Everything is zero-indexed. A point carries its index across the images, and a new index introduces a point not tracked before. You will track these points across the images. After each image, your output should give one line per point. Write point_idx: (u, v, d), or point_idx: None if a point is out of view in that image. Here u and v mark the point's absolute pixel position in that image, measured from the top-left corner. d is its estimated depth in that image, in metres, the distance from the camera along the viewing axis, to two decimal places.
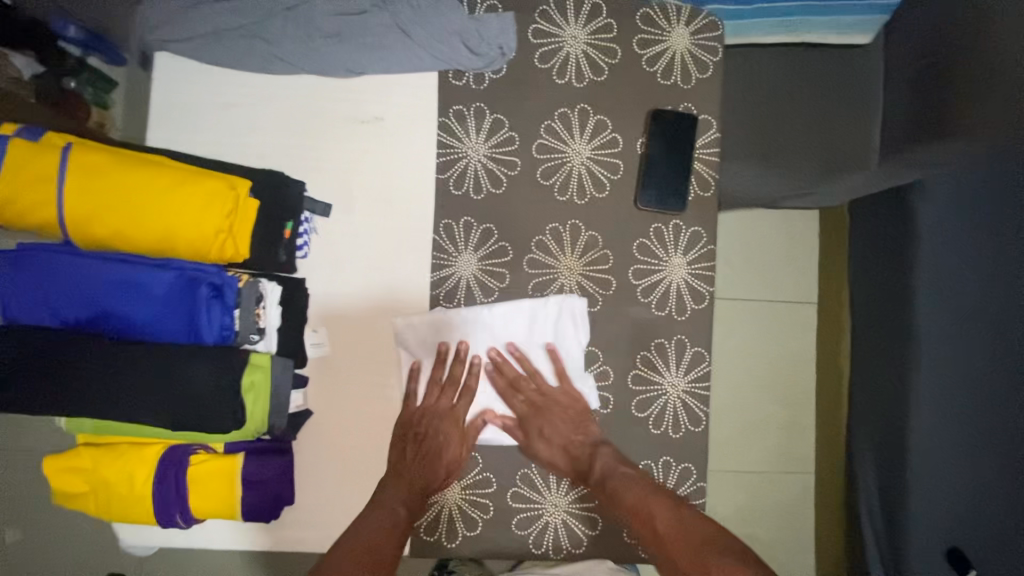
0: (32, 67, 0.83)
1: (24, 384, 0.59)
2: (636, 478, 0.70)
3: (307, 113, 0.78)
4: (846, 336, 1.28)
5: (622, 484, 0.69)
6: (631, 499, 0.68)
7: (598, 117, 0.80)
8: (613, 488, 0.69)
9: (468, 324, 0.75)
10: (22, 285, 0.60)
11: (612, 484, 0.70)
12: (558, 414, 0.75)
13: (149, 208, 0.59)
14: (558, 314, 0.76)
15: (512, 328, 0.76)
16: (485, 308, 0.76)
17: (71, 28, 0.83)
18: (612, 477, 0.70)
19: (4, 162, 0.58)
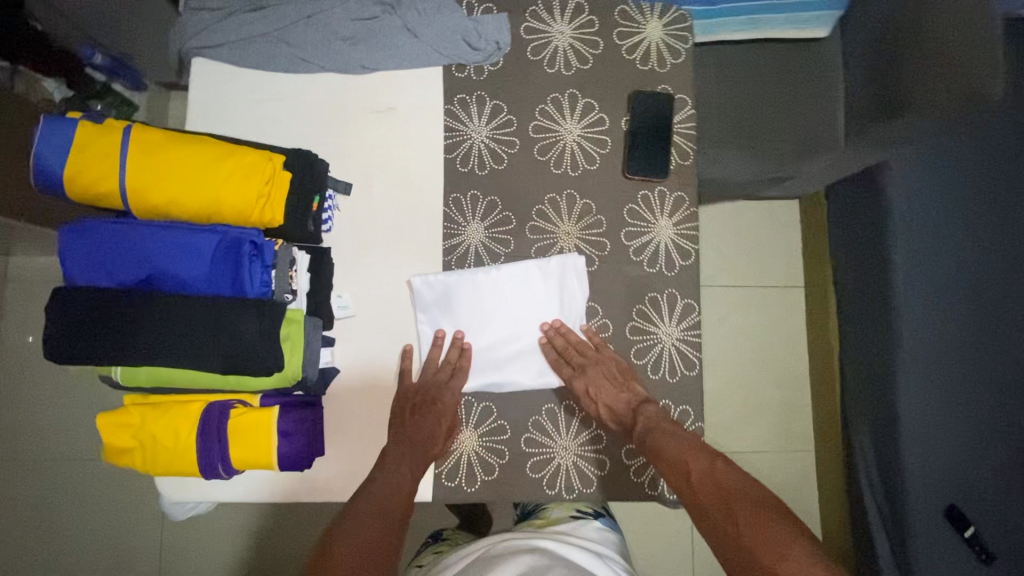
0: (62, 90, 1.11)
1: (88, 338, 0.66)
2: (677, 436, 0.73)
3: (326, 105, 0.87)
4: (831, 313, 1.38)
5: (664, 436, 0.73)
6: (673, 454, 0.71)
7: (586, 100, 0.90)
8: (654, 443, 0.73)
9: (459, 291, 0.83)
10: (87, 252, 0.68)
11: (654, 439, 0.74)
12: (602, 379, 0.79)
13: (197, 177, 0.67)
14: (563, 271, 0.84)
15: (515, 286, 0.84)
16: (494, 269, 0.83)
17: (98, 57, 1.13)
18: (657, 429, 0.74)
19: (74, 142, 0.66)
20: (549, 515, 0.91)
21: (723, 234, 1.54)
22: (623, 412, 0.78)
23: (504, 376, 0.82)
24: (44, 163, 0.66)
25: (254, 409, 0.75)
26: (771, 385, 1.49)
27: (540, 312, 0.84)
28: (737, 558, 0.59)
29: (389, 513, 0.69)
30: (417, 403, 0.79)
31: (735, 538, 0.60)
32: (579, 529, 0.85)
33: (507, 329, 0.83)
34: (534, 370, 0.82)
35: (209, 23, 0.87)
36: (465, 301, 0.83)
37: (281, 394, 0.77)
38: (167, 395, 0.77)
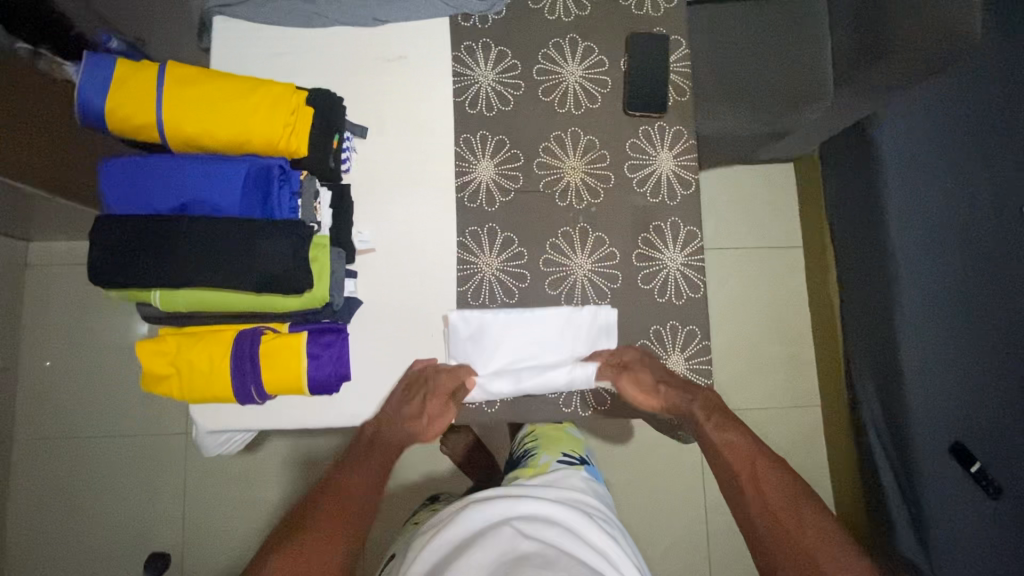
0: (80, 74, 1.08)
1: (129, 259, 0.70)
2: (739, 442, 0.77)
3: (341, 54, 0.92)
4: (830, 262, 1.42)
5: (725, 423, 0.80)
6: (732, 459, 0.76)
7: (586, 43, 0.95)
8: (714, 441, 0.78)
9: (492, 329, 0.86)
10: (127, 183, 0.72)
11: (714, 436, 0.78)
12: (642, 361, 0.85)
13: (229, 107, 0.72)
14: (593, 320, 0.87)
15: (546, 330, 0.87)
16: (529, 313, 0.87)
17: (116, 45, 1.03)
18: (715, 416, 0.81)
19: (113, 76, 0.71)
20: (536, 463, 0.92)
21: (720, 192, 1.58)
22: (681, 398, 0.82)
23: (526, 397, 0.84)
24: (86, 99, 0.70)
25: (284, 333, 0.80)
26: (773, 337, 1.52)
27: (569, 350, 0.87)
28: (787, 550, 0.66)
29: (356, 506, 0.71)
30: (411, 383, 0.83)
31: (788, 531, 0.67)
32: (565, 478, 0.85)
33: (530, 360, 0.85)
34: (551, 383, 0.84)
35: None
36: (497, 339, 0.86)
37: (307, 321, 0.82)
38: (199, 325, 0.81)
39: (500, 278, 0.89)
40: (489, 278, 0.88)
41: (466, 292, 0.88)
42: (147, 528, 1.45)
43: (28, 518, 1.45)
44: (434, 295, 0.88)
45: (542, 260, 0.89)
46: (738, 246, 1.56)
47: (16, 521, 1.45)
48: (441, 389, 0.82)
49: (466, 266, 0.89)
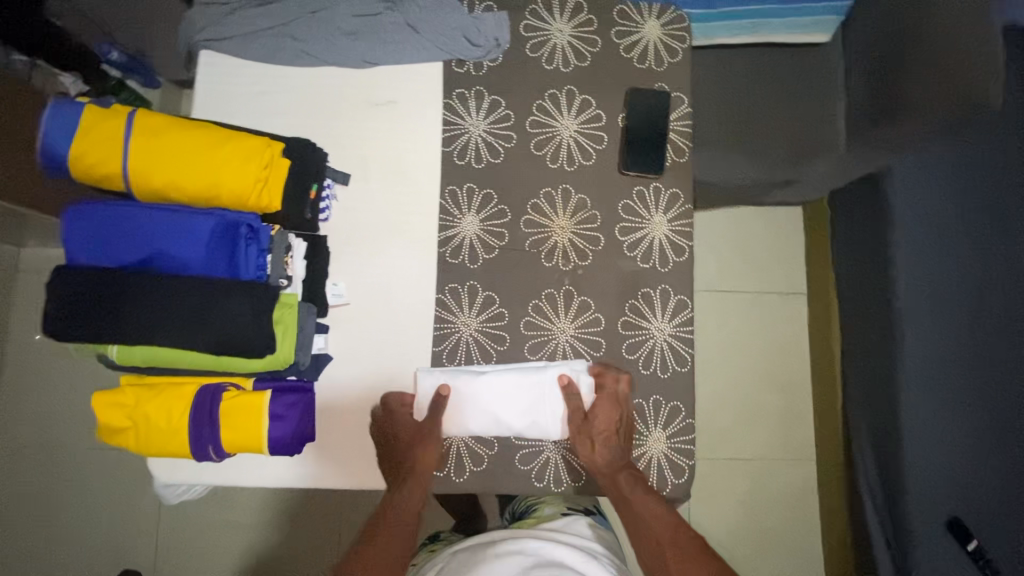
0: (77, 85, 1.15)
1: (85, 316, 0.67)
2: (662, 514, 0.75)
3: (328, 98, 0.89)
4: (834, 319, 1.37)
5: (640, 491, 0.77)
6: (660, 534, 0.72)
7: (583, 97, 0.91)
8: (638, 514, 0.75)
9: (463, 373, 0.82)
10: (90, 233, 0.70)
11: (639, 509, 0.75)
12: (608, 413, 0.81)
13: (198, 160, 0.69)
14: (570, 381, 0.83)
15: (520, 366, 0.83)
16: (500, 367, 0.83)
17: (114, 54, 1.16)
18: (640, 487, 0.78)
19: (81, 124, 0.68)
20: (539, 514, 0.87)
21: (724, 237, 1.53)
22: (612, 461, 0.79)
23: (515, 421, 0.81)
24: (53, 145, 0.68)
25: (246, 392, 0.76)
26: (770, 391, 1.47)
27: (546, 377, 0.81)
28: None
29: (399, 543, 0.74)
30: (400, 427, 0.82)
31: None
32: (571, 526, 0.81)
33: (506, 400, 0.80)
34: (537, 404, 0.81)
35: (218, 15, 0.89)
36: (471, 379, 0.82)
37: (272, 379, 0.78)
38: (161, 377, 0.78)
39: (479, 339, 0.85)
40: (467, 339, 0.85)
41: (442, 352, 0.84)
42: (113, 549, 1.42)
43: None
44: (408, 353, 0.84)
45: (523, 322, 0.85)
46: (738, 293, 1.51)
47: None
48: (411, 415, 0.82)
49: (443, 325, 0.85)
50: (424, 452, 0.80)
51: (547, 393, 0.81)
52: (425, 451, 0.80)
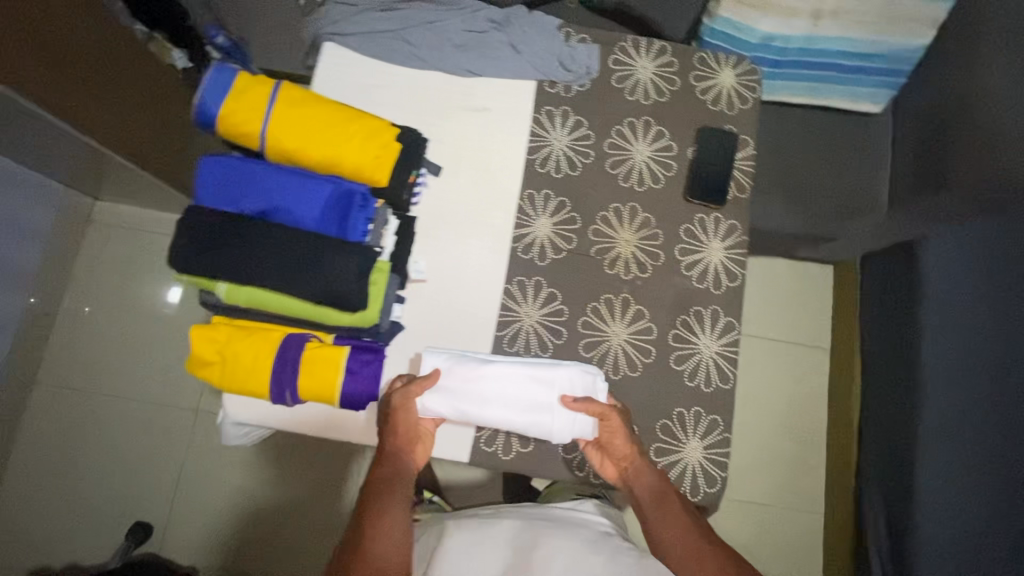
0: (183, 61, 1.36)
1: (207, 252, 0.75)
2: (686, 520, 0.76)
3: (430, 97, 0.99)
4: (855, 380, 1.40)
5: (664, 500, 0.78)
6: (680, 540, 0.74)
7: (658, 127, 1.00)
8: (662, 520, 0.76)
9: (464, 364, 0.84)
10: (223, 182, 0.78)
11: (664, 515, 0.77)
12: (619, 428, 0.81)
13: (327, 131, 0.78)
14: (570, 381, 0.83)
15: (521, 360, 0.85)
16: (502, 360, 0.84)
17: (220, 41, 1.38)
18: (662, 497, 0.78)
19: (233, 86, 0.77)
20: None
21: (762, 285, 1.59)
22: (633, 468, 0.81)
23: (517, 411, 0.82)
24: (206, 101, 0.77)
25: (326, 346, 0.83)
26: (788, 437, 1.50)
27: (546, 370, 0.83)
28: None
29: (388, 535, 0.72)
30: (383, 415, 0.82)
31: None
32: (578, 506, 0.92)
33: (510, 391, 0.82)
34: (540, 397, 0.82)
35: (346, 14, 1.00)
36: (472, 369, 0.83)
37: (351, 338, 0.85)
38: (251, 320, 0.85)
39: (539, 331, 0.91)
40: (528, 329, 0.91)
41: (503, 338, 0.91)
42: (139, 495, 1.50)
43: (32, 460, 1.53)
44: (473, 336, 0.91)
45: (581, 321, 0.92)
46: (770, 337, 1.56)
47: (19, 461, 1.53)
48: (388, 400, 0.82)
49: (507, 313, 0.92)
50: (396, 441, 0.81)
51: (549, 386, 0.82)
52: (398, 432, 0.80)
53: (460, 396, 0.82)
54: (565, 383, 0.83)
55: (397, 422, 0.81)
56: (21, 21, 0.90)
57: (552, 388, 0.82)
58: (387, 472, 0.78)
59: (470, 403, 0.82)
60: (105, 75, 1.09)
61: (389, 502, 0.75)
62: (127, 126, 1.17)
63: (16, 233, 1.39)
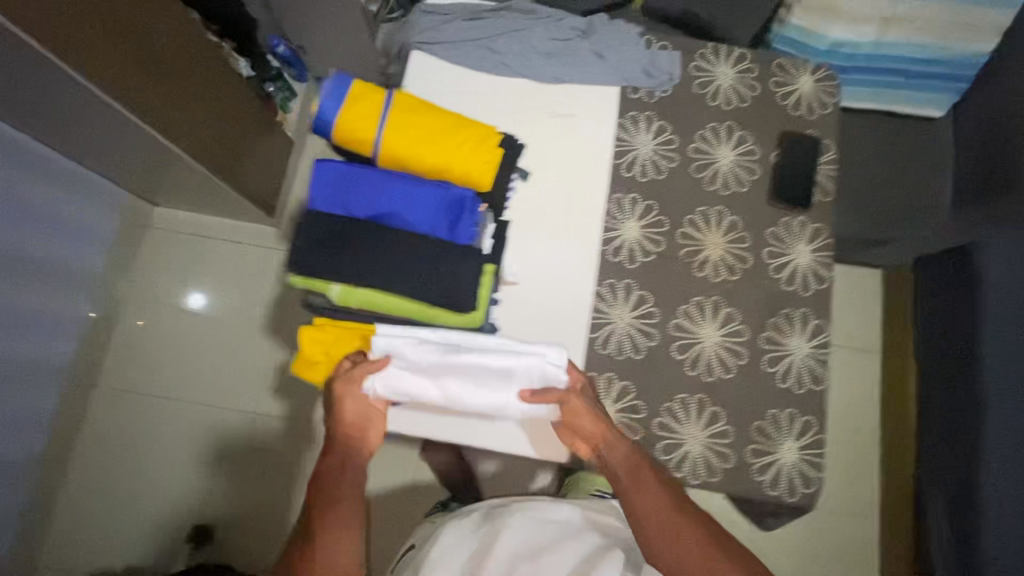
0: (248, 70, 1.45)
1: (326, 255, 0.77)
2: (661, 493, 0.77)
3: (518, 102, 1.00)
4: (910, 385, 1.40)
5: (639, 474, 0.78)
6: (657, 513, 0.75)
7: (741, 132, 1.01)
8: (639, 493, 0.77)
9: (415, 352, 0.80)
10: (335, 186, 0.80)
11: (640, 489, 0.77)
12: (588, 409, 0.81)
13: (440, 138, 0.81)
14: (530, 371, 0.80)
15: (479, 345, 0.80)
16: (459, 348, 0.80)
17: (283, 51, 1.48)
18: (635, 473, 0.79)
19: (350, 95, 0.80)
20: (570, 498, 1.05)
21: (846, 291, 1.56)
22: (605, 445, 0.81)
23: (475, 399, 0.81)
24: (323, 108, 0.80)
25: None
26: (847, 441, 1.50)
27: (505, 361, 0.79)
28: None
29: (341, 525, 0.76)
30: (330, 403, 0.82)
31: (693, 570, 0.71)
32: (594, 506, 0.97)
33: (468, 380, 0.80)
34: (499, 386, 0.81)
35: (434, 24, 1.03)
36: (427, 357, 0.80)
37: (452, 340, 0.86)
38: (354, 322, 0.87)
39: (632, 334, 0.92)
40: (621, 331, 0.92)
41: (596, 339, 0.92)
42: (199, 497, 1.52)
43: (92, 462, 1.54)
44: (567, 338, 0.92)
45: (673, 324, 0.93)
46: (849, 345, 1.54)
47: (79, 462, 1.54)
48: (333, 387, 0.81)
49: (600, 316, 0.93)
50: (345, 429, 0.82)
51: (508, 376, 0.80)
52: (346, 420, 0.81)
53: (414, 383, 0.81)
54: (527, 373, 0.80)
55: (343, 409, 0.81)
56: (117, 33, 0.93)
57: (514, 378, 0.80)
58: (340, 460, 0.81)
59: (423, 389, 0.81)
60: (185, 84, 1.11)
61: (338, 492, 0.78)
62: (204, 132, 1.20)
63: (77, 234, 1.42)
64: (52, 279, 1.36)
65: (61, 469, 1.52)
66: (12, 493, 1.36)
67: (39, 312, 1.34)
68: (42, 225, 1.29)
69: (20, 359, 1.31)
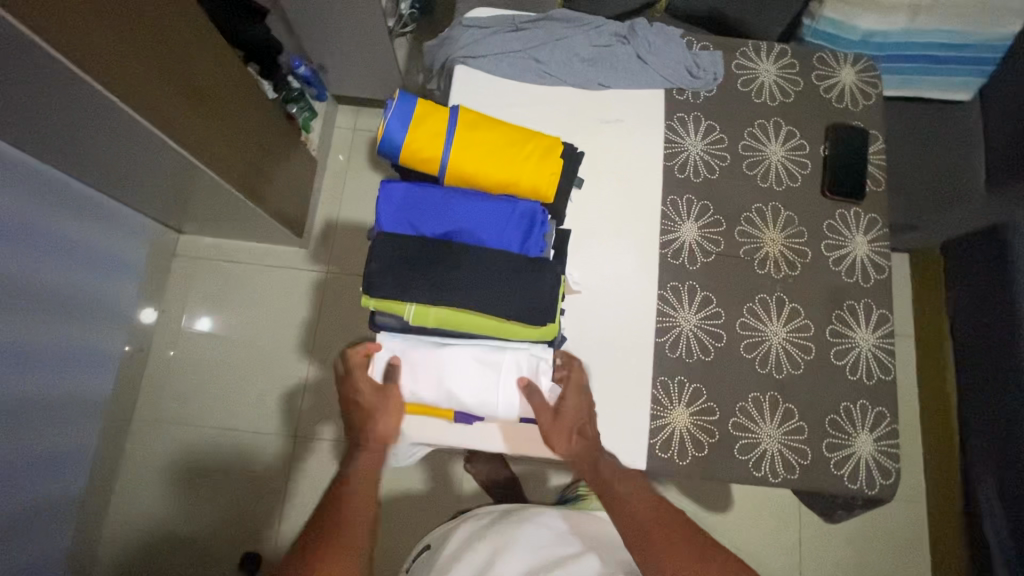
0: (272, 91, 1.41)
1: (402, 275, 0.76)
2: (637, 496, 0.79)
3: (565, 110, 1.00)
4: (950, 367, 1.42)
5: (616, 476, 0.81)
6: (633, 514, 0.77)
7: (789, 128, 1.02)
8: (616, 495, 0.79)
9: (416, 353, 0.83)
10: (405, 204, 0.80)
11: (617, 491, 0.79)
12: (574, 410, 0.84)
13: (506, 154, 0.82)
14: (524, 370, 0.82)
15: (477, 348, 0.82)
16: (458, 349, 0.82)
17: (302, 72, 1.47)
18: (614, 476, 0.81)
19: (416, 113, 0.81)
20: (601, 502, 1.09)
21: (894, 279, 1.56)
22: (587, 448, 0.83)
23: (470, 398, 0.82)
24: (389, 126, 0.80)
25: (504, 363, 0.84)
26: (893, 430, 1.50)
27: (499, 360, 0.82)
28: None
29: (352, 528, 0.75)
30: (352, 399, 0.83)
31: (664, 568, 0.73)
32: None
33: (464, 377, 0.82)
34: (491, 385, 0.82)
35: (476, 37, 1.03)
36: (426, 357, 0.82)
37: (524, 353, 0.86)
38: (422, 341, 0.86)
39: (699, 335, 0.92)
40: (688, 333, 0.92)
41: (664, 343, 0.92)
42: (245, 524, 1.50)
43: (134, 496, 1.52)
44: (635, 343, 0.92)
45: (738, 323, 0.93)
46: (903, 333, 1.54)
47: (120, 497, 1.51)
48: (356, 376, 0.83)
49: (666, 319, 0.93)
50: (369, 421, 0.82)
51: (504, 375, 0.82)
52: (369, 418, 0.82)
53: (413, 382, 0.83)
54: (521, 370, 0.82)
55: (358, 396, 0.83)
56: (168, 70, 0.93)
57: (508, 376, 0.82)
58: (360, 457, 0.82)
59: (419, 388, 0.82)
60: (220, 106, 1.10)
61: (355, 489, 0.79)
62: (232, 153, 1.17)
63: (107, 266, 1.39)
64: (87, 313, 1.34)
65: (104, 506, 1.49)
66: (57, 534, 1.34)
67: (75, 347, 1.32)
68: (71, 258, 1.26)
69: (59, 396, 1.29)
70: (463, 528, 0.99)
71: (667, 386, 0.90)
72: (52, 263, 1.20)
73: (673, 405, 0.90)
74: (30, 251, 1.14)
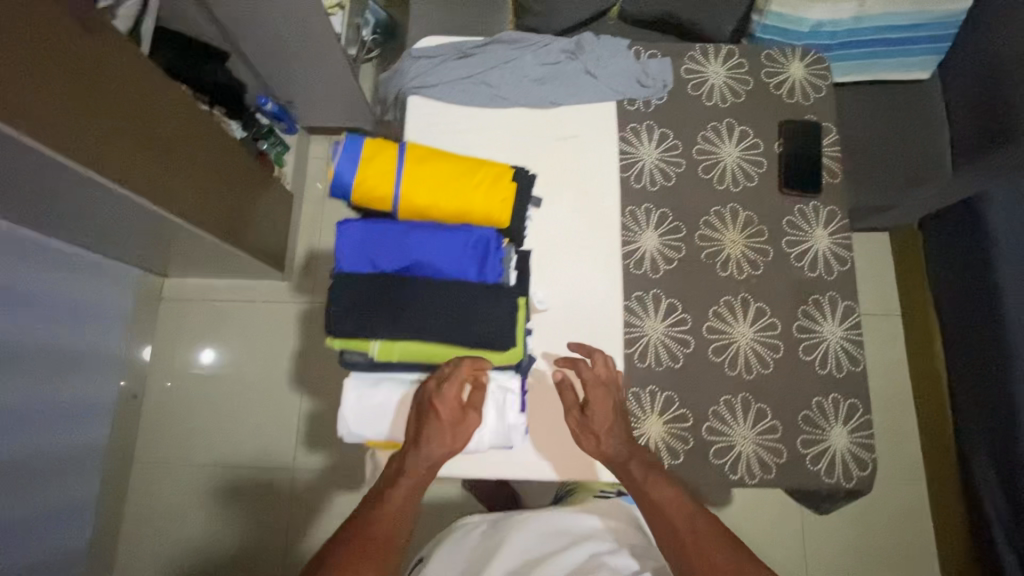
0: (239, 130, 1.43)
1: (363, 314, 0.77)
2: (675, 498, 0.76)
3: (519, 131, 1.02)
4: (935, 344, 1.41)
5: (652, 478, 0.78)
6: (672, 517, 0.74)
7: (742, 128, 1.03)
8: (652, 498, 0.76)
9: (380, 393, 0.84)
10: (362, 242, 0.81)
11: (652, 493, 0.76)
12: (604, 405, 0.81)
13: (457, 184, 0.83)
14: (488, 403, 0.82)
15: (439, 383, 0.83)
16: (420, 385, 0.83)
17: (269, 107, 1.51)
18: (653, 478, 0.78)
19: (365, 153, 0.82)
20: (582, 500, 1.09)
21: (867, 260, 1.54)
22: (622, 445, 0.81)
23: None
24: (340, 168, 0.81)
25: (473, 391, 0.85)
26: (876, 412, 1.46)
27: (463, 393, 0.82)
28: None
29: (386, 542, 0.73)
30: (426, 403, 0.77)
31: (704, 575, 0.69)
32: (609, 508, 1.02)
33: None
34: None
35: (425, 67, 1.04)
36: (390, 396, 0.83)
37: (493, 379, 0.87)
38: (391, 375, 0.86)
39: (667, 343, 0.93)
40: (656, 342, 0.93)
41: (633, 353, 0.93)
42: (251, 559, 1.52)
43: (139, 540, 1.53)
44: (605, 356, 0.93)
45: (705, 327, 0.94)
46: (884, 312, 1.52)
47: (126, 542, 1.53)
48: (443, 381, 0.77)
49: (633, 329, 0.94)
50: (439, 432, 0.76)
51: None
52: (434, 430, 0.76)
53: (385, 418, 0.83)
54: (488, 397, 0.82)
55: (439, 413, 0.76)
56: (122, 118, 0.92)
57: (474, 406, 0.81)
58: (413, 465, 0.77)
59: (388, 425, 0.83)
60: (187, 153, 1.11)
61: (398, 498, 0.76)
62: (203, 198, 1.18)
63: (94, 318, 1.41)
64: (75, 368, 1.36)
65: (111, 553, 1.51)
66: None
67: (68, 402, 1.34)
68: (57, 316, 1.28)
69: (55, 451, 1.31)
70: (452, 542, 0.98)
71: (639, 398, 0.91)
72: (35, 324, 1.22)
73: (647, 415, 0.90)
74: (12, 314, 1.15)
